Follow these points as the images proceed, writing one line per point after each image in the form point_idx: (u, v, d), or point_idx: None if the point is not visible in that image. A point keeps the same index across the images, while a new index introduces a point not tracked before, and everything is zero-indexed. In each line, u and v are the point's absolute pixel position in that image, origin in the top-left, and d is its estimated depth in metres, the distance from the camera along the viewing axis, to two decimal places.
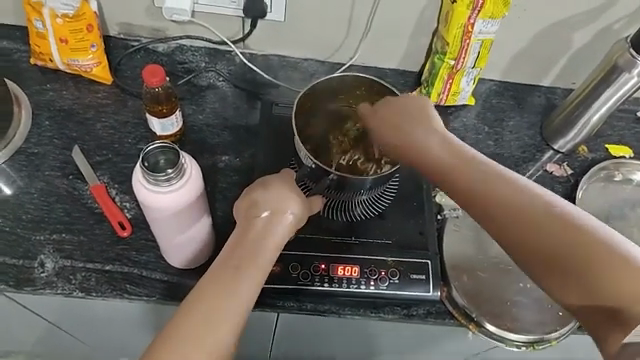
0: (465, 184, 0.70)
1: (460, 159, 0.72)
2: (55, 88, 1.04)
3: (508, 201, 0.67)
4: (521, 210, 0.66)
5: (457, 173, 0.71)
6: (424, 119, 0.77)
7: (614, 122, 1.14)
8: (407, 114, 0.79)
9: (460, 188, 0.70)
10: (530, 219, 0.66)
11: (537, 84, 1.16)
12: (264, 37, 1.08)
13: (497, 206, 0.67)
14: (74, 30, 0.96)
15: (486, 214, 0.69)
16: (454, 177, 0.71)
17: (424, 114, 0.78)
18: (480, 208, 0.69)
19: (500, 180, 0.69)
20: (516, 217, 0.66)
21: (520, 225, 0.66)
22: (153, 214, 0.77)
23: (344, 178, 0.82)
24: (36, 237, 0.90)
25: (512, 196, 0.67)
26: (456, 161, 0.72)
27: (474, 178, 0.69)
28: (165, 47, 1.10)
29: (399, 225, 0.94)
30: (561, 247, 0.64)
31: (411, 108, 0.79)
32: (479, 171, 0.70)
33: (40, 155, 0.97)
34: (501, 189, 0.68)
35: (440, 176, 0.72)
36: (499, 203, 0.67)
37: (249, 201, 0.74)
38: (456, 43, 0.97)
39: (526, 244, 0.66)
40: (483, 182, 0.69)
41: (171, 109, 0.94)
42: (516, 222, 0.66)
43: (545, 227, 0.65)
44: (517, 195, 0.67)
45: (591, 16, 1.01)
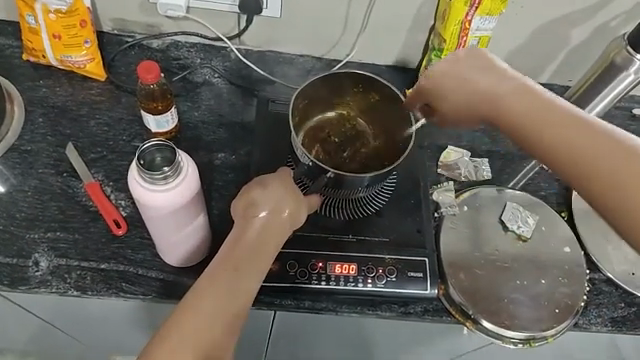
0: (544, 142, 0.68)
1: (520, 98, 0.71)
2: (48, 84, 1.02)
3: (588, 156, 0.64)
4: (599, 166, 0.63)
5: (532, 129, 0.69)
6: (497, 72, 0.74)
7: (609, 120, 1.15)
8: (475, 69, 0.76)
9: (538, 149, 0.69)
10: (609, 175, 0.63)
11: (533, 81, 1.16)
12: (260, 33, 1.07)
13: (578, 162, 0.65)
14: (67, 26, 0.95)
15: (567, 172, 0.67)
16: (529, 136, 0.70)
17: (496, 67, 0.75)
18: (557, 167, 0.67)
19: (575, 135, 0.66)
20: (594, 174, 0.64)
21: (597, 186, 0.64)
22: (149, 212, 0.76)
23: (342, 175, 0.82)
24: (30, 235, 0.89)
25: (589, 150, 0.64)
26: (532, 112, 0.70)
27: (553, 133, 0.67)
28: (159, 43, 1.09)
29: (397, 222, 0.93)
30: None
31: (480, 61, 0.76)
32: (559, 125, 0.67)
33: (34, 153, 0.96)
34: (586, 146, 0.65)
35: (515, 134, 0.72)
36: (576, 158, 0.65)
37: (247, 199, 0.73)
38: (453, 40, 0.97)
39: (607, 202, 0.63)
40: (560, 136, 0.67)
41: (167, 106, 0.93)
42: (593, 179, 0.64)
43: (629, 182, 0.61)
44: (596, 150, 0.64)
45: (589, 13, 1.01)
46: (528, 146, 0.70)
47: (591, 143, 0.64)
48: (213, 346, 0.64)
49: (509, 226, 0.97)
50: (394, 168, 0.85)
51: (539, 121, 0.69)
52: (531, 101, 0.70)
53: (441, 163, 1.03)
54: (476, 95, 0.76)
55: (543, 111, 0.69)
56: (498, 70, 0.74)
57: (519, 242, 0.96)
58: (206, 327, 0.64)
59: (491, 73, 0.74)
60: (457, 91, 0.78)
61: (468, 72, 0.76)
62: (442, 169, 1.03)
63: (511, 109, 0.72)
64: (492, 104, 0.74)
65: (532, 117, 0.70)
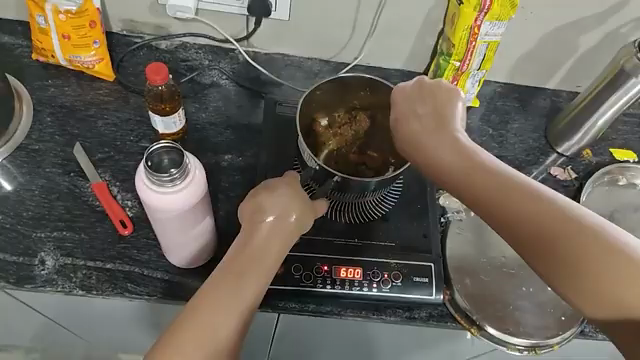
0: (477, 190, 0.67)
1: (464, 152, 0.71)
2: (57, 84, 1.03)
3: (512, 202, 0.65)
4: (525, 213, 0.64)
5: (465, 176, 0.69)
6: (431, 115, 0.76)
7: (618, 126, 1.14)
8: (413, 110, 0.77)
9: (470, 194, 0.68)
10: (535, 222, 0.63)
11: (541, 86, 1.15)
12: (268, 35, 1.07)
13: (508, 210, 0.65)
14: (77, 27, 0.96)
15: (495, 221, 0.66)
16: (458, 183, 0.69)
17: (435, 110, 0.76)
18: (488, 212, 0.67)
19: (499, 184, 0.66)
20: (518, 215, 0.65)
21: (521, 235, 0.65)
22: (155, 214, 0.76)
23: (348, 179, 0.82)
24: (37, 234, 0.89)
25: (516, 197, 0.65)
26: (464, 164, 0.70)
27: (483, 182, 0.67)
28: (168, 45, 1.09)
29: (403, 227, 0.93)
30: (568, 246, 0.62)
31: (419, 102, 0.77)
32: (488, 174, 0.68)
33: (41, 152, 0.96)
34: (511, 194, 0.65)
35: (447, 179, 0.71)
36: (504, 206, 0.65)
37: (255, 204, 0.73)
38: (462, 45, 0.96)
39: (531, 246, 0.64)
40: (489, 186, 0.67)
41: (174, 108, 0.93)
42: (519, 228, 0.65)
43: (551, 228, 0.63)
44: (520, 199, 0.65)
45: (599, 19, 1.00)
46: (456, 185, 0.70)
47: (520, 191, 0.65)
48: (219, 348, 0.64)
49: None
50: (400, 173, 0.84)
51: (469, 168, 0.69)
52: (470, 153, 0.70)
53: None
54: (412, 135, 0.76)
55: (475, 161, 0.70)
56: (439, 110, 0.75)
57: None
58: (211, 328, 0.64)
59: (428, 116, 0.76)
60: (400, 125, 0.78)
61: (408, 112, 0.77)
62: None
63: (445, 156, 0.72)
64: (423, 148, 0.74)
65: (465, 166, 0.70)
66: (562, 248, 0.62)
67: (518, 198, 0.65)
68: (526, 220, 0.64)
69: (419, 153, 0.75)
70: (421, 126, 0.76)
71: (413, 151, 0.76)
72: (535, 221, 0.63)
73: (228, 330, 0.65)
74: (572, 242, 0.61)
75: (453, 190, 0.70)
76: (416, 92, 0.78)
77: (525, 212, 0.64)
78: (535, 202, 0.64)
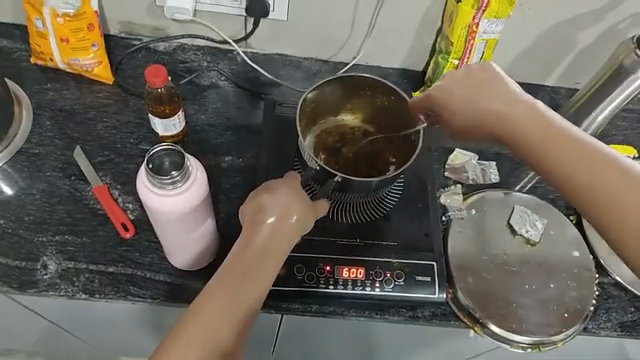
0: (552, 157, 0.71)
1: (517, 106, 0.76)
2: (56, 87, 1.03)
3: (579, 170, 0.69)
4: (599, 181, 0.67)
5: (539, 142, 0.73)
6: (503, 88, 0.78)
7: (617, 123, 1.14)
8: (487, 81, 0.79)
9: (538, 160, 0.73)
10: (604, 191, 0.67)
11: (540, 83, 1.15)
12: (266, 36, 1.07)
13: (575, 173, 0.69)
14: (75, 30, 0.96)
15: (564, 186, 0.70)
16: (531, 148, 0.73)
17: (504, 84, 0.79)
18: (558, 178, 0.71)
19: (574, 154, 0.70)
20: (558, 151, 0.71)
21: (589, 201, 0.68)
22: (156, 216, 0.76)
23: (349, 179, 0.82)
24: (38, 238, 0.89)
25: (589, 166, 0.68)
26: (538, 131, 0.73)
27: (555, 149, 0.71)
28: (166, 46, 1.09)
29: (404, 226, 0.93)
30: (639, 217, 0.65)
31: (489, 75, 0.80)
32: (556, 143, 0.71)
33: (42, 156, 0.96)
34: (585, 164, 0.69)
35: (518, 145, 0.75)
36: (571, 169, 0.69)
37: (256, 204, 0.73)
38: (460, 43, 0.96)
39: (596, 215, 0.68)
40: (557, 155, 0.71)
41: (173, 110, 0.93)
42: (588, 196, 0.68)
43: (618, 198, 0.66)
44: (589, 168, 0.68)
45: (596, 15, 1.00)
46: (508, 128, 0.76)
47: (591, 160, 0.69)
48: (221, 349, 0.65)
49: (517, 230, 0.96)
50: (401, 172, 0.84)
51: (543, 138, 0.73)
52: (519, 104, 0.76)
53: (450, 166, 1.03)
54: (479, 105, 0.79)
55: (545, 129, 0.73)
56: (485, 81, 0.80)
57: (527, 246, 0.96)
58: (213, 331, 0.65)
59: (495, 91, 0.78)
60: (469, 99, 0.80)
61: (481, 84, 0.80)
62: (450, 172, 1.02)
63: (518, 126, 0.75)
64: (498, 117, 0.77)
65: (540, 132, 0.73)
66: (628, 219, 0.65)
67: (588, 165, 0.68)
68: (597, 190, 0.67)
69: (492, 122, 0.78)
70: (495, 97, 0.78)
71: (481, 122, 0.79)
72: (601, 191, 0.67)
73: (229, 332, 0.65)
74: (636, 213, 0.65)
75: (525, 154, 0.74)
76: (487, 68, 0.81)
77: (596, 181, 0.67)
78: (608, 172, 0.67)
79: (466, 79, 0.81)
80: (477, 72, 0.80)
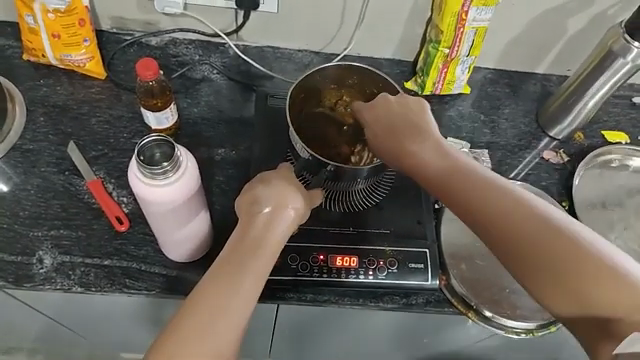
0: (462, 192, 0.68)
1: (439, 155, 0.73)
2: (49, 83, 1.03)
3: (490, 203, 0.65)
4: (506, 216, 0.64)
5: (451, 173, 0.70)
6: (420, 121, 0.77)
7: (609, 108, 1.14)
8: (402, 111, 0.78)
9: (434, 180, 0.71)
10: (524, 239, 0.63)
11: (531, 71, 1.16)
12: (257, 28, 1.07)
13: (495, 218, 0.65)
14: (66, 25, 0.96)
15: (473, 221, 0.67)
16: (440, 182, 0.70)
17: (423, 117, 0.77)
18: (461, 201, 0.68)
19: (486, 188, 0.67)
20: (475, 197, 0.67)
21: (501, 236, 0.64)
22: (149, 208, 0.77)
23: (341, 168, 0.82)
24: (34, 233, 0.90)
25: (495, 195, 0.66)
26: (437, 153, 0.73)
27: (454, 178, 0.69)
28: (158, 41, 1.09)
29: (397, 215, 0.94)
30: (550, 247, 0.61)
31: (413, 106, 0.79)
32: (467, 179, 0.68)
33: (36, 152, 0.97)
34: (494, 199, 0.66)
35: (419, 164, 0.73)
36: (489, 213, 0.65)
37: (251, 197, 0.75)
38: (450, 31, 0.97)
39: (509, 248, 0.64)
40: (455, 179, 0.69)
41: (166, 103, 0.94)
42: (498, 226, 0.65)
43: (525, 230, 0.63)
44: (508, 212, 0.64)
45: (585, 2, 1.01)
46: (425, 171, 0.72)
47: (478, 185, 0.67)
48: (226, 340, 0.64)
49: None
50: None
51: (453, 172, 0.70)
52: (439, 155, 0.73)
53: None
54: (397, 136, 0.77)
55: (444, 152, 0.73)
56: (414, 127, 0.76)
57: None
58: (212, 324, 0.64)
59: (414, 123, 0.77)
60: (390, 125, 0.78)
61: (395, 113, 0.79)
62: None
63: (429, 162, 0.72)
64: (408, 148, 0.75)
65: (451, 171, 0.70)
66: (539, 251, 0.62)
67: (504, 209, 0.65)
68: (491, 209, 0.65)
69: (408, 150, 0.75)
70: (413, 124, 0.77)
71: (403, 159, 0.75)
72: (507, 224, 0.64)
73: (232, 324, 0.65)
74: (542, 246, 0.62)
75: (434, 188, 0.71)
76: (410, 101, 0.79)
77: (506, 215, 0.64)
78: (518, 207, 0.64)
79: (387, 108, 0.80)
80: (398, 104, 0.79)
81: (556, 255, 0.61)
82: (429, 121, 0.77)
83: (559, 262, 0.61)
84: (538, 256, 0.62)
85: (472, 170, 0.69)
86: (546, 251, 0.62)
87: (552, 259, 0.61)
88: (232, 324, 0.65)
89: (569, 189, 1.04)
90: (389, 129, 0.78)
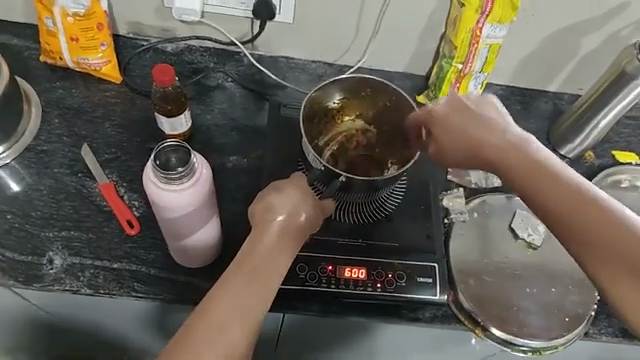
0: (539, 182, 0.64)
1: (515, 148, 0.68)
2: (65, 86, 1.04)
3: (572, 195, 0.61)
4: (586, 209, 0.60)
5: (530, 163, 0.66)
6: (495, 118, 0.73)
7: (620, 129, 1.14)
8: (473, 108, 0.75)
9: (509, 172, 0.67)
10: (603, 236, 0.59)
11: (543, 89, 1.16)
12: (273, 38, 1.08)
13: (570, 210, 0.61)
14: (84, 29, 0.98)
15: (551, 215, 0.63)
16: (519, 172, 0.66)
17: (494, 114, 0.74)
18: (535, 193, 0.64)
19: (565, 180, 0.63)
20: (552, 189, 0.63)
21: (579, 230, 0.60)
22: (163, 212, 0.78)
23: (353, 178, 0.82)
24: (45, 234, 0.90)
25: (574, 190, 0.62)
26: (512, 146, 0.69)
27: (533, 171, 0.65)
28: (174, 48, 1.10)
29: (407, 228, 0.93)
30: (631, 247, 0.57)
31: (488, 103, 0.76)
32: (547, 170, 0.65)
33: (49, 153, 0.98)
34: (575, 192, 0.61)
35: (492, 157, 0.70)
36: (565, 204, 0.61)
37: (265, 204, 0.75)
38: (464, 47, 0.98)
39: (586, 248, 0.60)
40: (531, 171, 0.65)
41: (180, 109, 0.94)
42: (577, 220, 0.60)
43: (604, 229, 0.59)
44: (584, 206, 0.60)
45: (599, 22, 1.01)
46: (499, 165, 0.69)
47: (557, 178, 0.63)
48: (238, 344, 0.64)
49: (519, 234, 0.97)
50: (402, 172, 0.85)
51: (532, 164, 0.66)
52: (514, 150, 0.68)
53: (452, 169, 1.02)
54: (467, 131, 0.73)
55: (521, 146, 0.68)
56: (487, 122, 0.73)
57: (528, 250, 0.97)
58: (227, 328, 0.64)
59: (483, 120, 0.73)
60: (460, 122, 0.75)
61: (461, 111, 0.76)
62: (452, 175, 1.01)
63: (505, 151, 0.68)
64: (481, 137, 0.72)
65: (528, 164, 0.66)
66: (617, 249, 0.58)
67: (580, 203, 0.61)
68: (567, 202, 0.61)
69: (482, 144, 0.71)
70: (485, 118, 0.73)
71: (475, 153, 0.72)
72: (587, 219, 0.60)
73: (244, 329, 0.65)
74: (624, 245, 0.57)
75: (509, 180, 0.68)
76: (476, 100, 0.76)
77: (589, 211, 0.60)
78: (600, 203, 0.60)
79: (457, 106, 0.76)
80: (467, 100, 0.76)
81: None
82: (503, 116, 0.74)
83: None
84: (620, 256, 0.57)
85: (554, 164, 0.65)
86: (630, 252, 0.57)
87: (631, 260, 0.57)
88: (245, 329, 0.65)
89: None
90: (460, 124, 0.75)
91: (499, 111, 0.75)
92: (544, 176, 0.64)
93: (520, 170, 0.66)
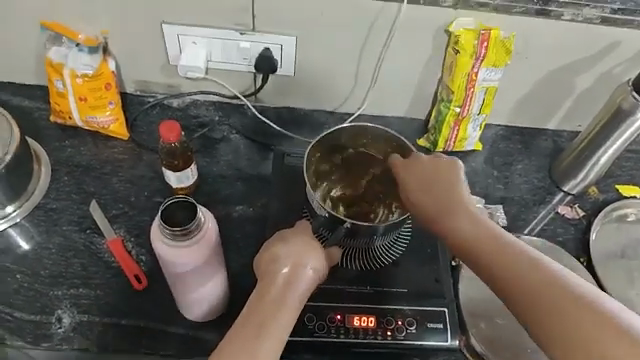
0: (490, 257, 0.69)
1: (464, 217, 0.75)
2: (74, 144, 1.07)
3: (517, 265, 0.67)
4: (529, 281, 0.65)
5: (478, 235, 0.72)
6: (449, 183, 0.80)
7: (622, 162, 1.15)
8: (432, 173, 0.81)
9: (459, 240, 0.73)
10: (540, 298, 0.64)
11: (542, 127, 1.18)
12: (274, 90, 1.11)
13: (511, 275, 0.67)
14: (93, 89, 1.01)
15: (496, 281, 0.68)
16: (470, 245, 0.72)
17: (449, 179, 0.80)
18: (480, 261, 0.70)
19: (512, 253, 0.68)
20: (495, 256, 0.69)
21: (529, 299, 0.64)
22: (172, 268, 0.79)
23: (358, 225, 0.83)
24: (53, 292, 0.91)
25: (513, 255, 0.68)
26: (461, 214, 0.75)
27: (478, 239, 0.72)
28: (180, 103, 1.13)
29: (414, 273, 0.93)
30: (571, 313, 0.61)
31: (444, 168, 0.81)
32: (491, 238, 0.71)
33: (58, 210, 0.99)
34: (522, 266, 0.66)
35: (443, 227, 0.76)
36: (506, 269, 0.67)
37: (270, 255, 0.76)
38: (461, 91, 1.00)
39: (530, 310, 0.64)
40: (477, 239, 0.72)
41: (186, 163, 0.97)
42: (523, 287, 0.65)
43: (541, 292, 0.64)
44: (523, 270, 0.66)
45: (592, 61, 1.03)
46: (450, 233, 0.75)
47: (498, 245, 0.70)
48: None
49: None
50: (406, 217, 0.86)
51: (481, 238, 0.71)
52: (463, 219, 0.75)
53: None
54: (422, 199, 0.80)
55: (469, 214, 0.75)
56: (441, 188, 0.79)
57: None
58: None
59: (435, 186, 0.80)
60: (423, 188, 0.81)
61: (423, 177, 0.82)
62: None
63: (459, 222, 0.75)
64: (435, 205, 0.78)
65: (474, 232, 0.73)
66: (554, 308, 0.62)
67: (518, 267, 0.67)
68: (509, 268, 0.67)
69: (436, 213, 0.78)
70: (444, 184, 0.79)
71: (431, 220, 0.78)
72: (535, 291, 0.64)
73: None
74: (568, 312, 0.61)
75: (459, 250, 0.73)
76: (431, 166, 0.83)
77: (527, 273, 0.66)
78: (545, 272, 0.65)
79: (419, 170, 0.83)
80: (428, 164, 0.83)
81: (586, 323, 0.60)
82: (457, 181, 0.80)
83: (589, 326, 0.60)
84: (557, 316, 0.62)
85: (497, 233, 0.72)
86: (564, 311, 0.61)
87: (572, 325, 0.60)
88: None
89: (587, 244, 1.04)
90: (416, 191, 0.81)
91: (452, 173, 0.81)
92: (488, 243, 0.70)
93: (468, 238, 0.72)
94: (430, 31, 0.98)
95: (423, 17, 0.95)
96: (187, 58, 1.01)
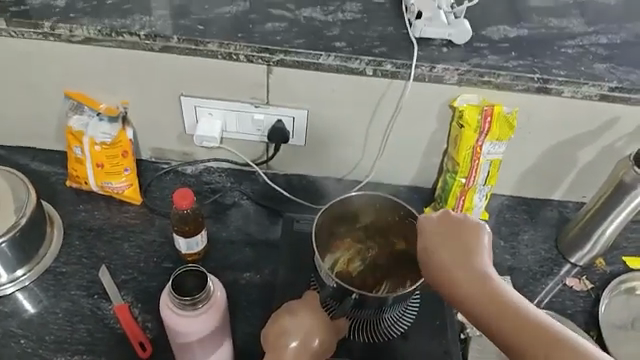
0: (517, 329, 0.66)
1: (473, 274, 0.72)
2: (87, 208, 1.09)
3: (525, 331, 0.65)
4: None
5: (509, 308, 0.67)
6: (455, 237, 0.76)
7: (627, 234, 1.16)
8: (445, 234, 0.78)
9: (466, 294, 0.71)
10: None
11: (548, 197, 1.19)
12: (285, 158, 1.14)
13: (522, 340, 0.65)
14: (110, 156, 1.05)
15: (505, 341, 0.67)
16: (480, 310, 0.69)
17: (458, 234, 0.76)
18: (487, 319, 0.68)
19: (543, 329, 0.65)
20: (502, 317, 0.67)
21: None
22: (181, 338, 0.79)
23: (366, 297, 0.82)
24: (58, 358, 0.91)
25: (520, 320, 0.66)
26: (467, 271, 0.72)
27: (485, 298, 0.69)
28: (193, 169, 1.16)
29: (423, 345, 0.92)
30: None
31: (463, 231, 0.76)
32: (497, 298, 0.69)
33: (68, 274, 1.00)
34: (553, 340, 0.64)
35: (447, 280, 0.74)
36: (515, 334, 0.66)
37: (279, 328, 0.81)
38: (466, 163, 1.04)
39: None
40: (485, 299, 0.69)
41: (196, 229, 0.98)
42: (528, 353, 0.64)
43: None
44: (532, 337, 0.64)
45: (594, 135, 1.06)
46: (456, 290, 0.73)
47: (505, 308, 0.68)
48: None
49: None
50: (415, 288, 0.86)
51: (494, 299, 0.69)
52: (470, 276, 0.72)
53: None
54: (431, 250, 0.76)
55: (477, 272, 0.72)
56: (450, 243, 0.76)
57: None
58: None
59: (446, 240, 0.76)
60: (438, 242, 0.77)
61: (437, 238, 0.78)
62: None
63: (465, 279, 0.72)
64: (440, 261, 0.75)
65: (480, 291, 0.70)
66: None
67: (528, 334, 0.65)
68: (516, 331, 0.66)
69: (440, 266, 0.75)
70: (455, 244, 0.76)
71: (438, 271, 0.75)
72: None
73: None
74: None
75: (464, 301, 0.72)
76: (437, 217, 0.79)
77: (536, 340, 0.64)
78: (555, 340, 0.63)
79: (440, 230, 0.78)
80: (443, 226, 0.78)
81: None
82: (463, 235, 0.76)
83: None
84: None
85: (506, 293, 0.69)
86: None
87: None
88: None
89: (596, 317, 1.04)
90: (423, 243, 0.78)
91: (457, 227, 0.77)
92: (494, 304, 0.69)
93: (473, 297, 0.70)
94: (435, 105, 1.02)
95: (428, 93, 1.00)
96: (202, 128, 1.06)
